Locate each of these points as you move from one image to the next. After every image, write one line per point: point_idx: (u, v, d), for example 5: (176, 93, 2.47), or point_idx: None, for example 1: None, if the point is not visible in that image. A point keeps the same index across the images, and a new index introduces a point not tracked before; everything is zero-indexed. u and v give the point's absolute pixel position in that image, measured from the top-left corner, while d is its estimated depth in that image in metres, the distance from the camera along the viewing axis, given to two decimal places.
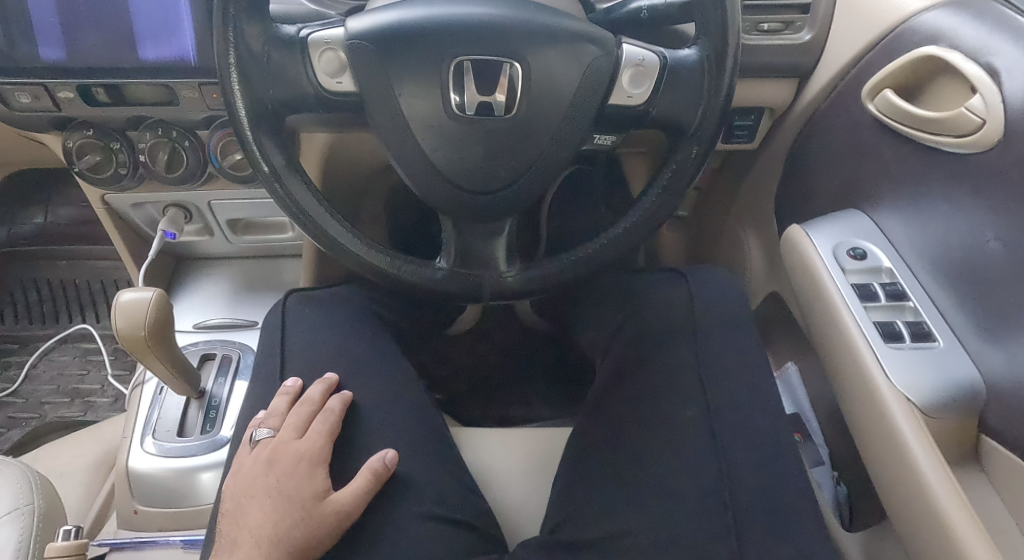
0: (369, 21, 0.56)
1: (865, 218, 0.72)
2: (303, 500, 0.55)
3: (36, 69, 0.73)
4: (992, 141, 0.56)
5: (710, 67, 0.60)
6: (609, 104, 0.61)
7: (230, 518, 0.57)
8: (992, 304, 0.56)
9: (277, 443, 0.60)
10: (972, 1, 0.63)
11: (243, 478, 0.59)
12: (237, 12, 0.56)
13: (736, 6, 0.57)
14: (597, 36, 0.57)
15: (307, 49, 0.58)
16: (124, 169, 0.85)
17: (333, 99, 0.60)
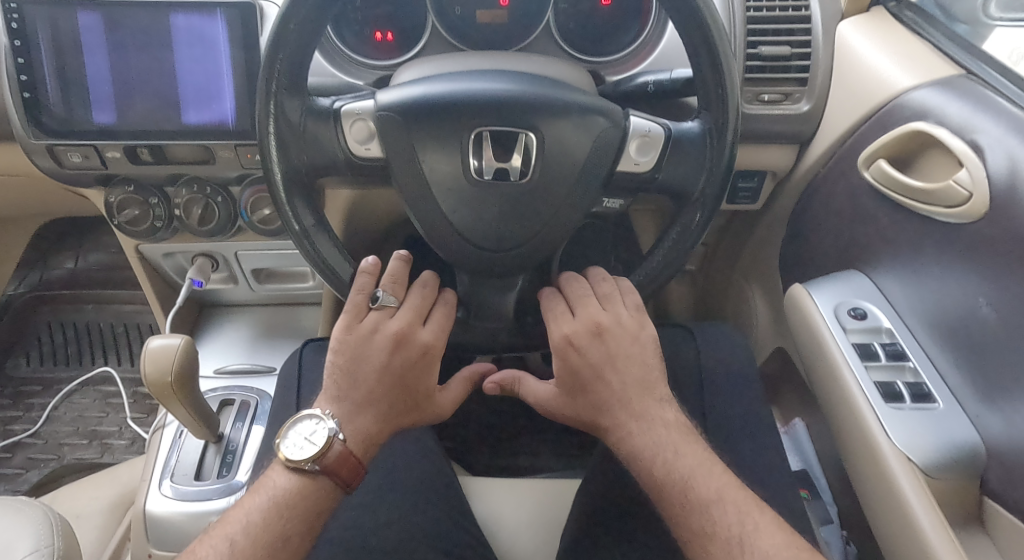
0: (397, 94, 0.61)
1: (865, 279, 0.75)
2: (415, 387, 0.63)
3: (90, 132, 0.80)
4: (979, 213, 0.59)
5: (712, 138, 0.65)
6: (617, 170, 0.65)
7: (343, 377, 0.62)
8: (987, 368, 0.58)
9: (405, 325, 0.62)
10: (957, 82, 0.68)
11: (361, 340, 0.62)
12: (279, 88, 0.61)
13: (738, 87, 0.61)
14: (607, 109, 0.62)
15: (340, 118, 0.64)
16: (159, 223, 0.90)
17: (362, 164, 0.65)
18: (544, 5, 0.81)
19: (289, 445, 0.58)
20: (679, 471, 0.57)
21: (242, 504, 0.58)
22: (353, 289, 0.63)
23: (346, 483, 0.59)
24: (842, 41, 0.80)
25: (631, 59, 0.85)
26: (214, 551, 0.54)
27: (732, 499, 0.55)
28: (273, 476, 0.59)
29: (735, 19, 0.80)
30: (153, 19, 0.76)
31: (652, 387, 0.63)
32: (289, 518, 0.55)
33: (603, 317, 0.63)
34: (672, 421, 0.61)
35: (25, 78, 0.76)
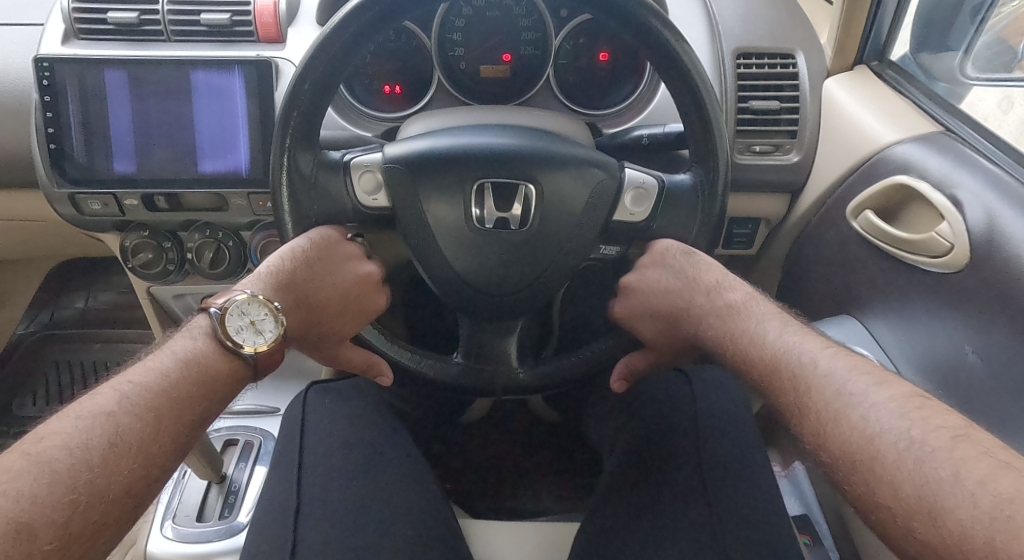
0: (403, 148, 0.64)
1: (857, 325, 0.76)
2: (338, 321, 0.69)
3: (109, 180, 0.83)
4: (961, 263, 0.62)
5: (704, 189, 0.67)
6: (613, 219, 0.68)
7: (305, 270, 0.66)
8: (975, 412, 0.60)
9: (375, 275, 0.73)
10: (937, 139, 0.71)
11: (334, 258, 0.69)
12: (292, 143, 0.64)
13: (726, 142, 0.64)
14: (604, 162, 0.65)
15: (349, 170, 0.67)
16: (172, 266, 0.92)
17: (369, 214, 0.68)
18: (544, 63, 0.86)
19: (230, 323, 0.57)
20: (746, 338, 0.60)
21: (150, 361, 0.53)
22: (326, 226, 0.70)
23: (258, 375, 0.59)
24: (829, 97, 0.84)
25: (627, 112, 0.88)
26: (125, 410, 0.48)
27: (802, 343, 0.56)
28: (195, 343, 0.56)
29: (726, 77, 0.84)
30: (175, 74, 0.80)
31: (699, 282, 0.68)
32: (209, 396, 0.53)
33: (628, 276, 0.75)
34: (734, 300, 0.66)
35: (53, 129, 0.80)
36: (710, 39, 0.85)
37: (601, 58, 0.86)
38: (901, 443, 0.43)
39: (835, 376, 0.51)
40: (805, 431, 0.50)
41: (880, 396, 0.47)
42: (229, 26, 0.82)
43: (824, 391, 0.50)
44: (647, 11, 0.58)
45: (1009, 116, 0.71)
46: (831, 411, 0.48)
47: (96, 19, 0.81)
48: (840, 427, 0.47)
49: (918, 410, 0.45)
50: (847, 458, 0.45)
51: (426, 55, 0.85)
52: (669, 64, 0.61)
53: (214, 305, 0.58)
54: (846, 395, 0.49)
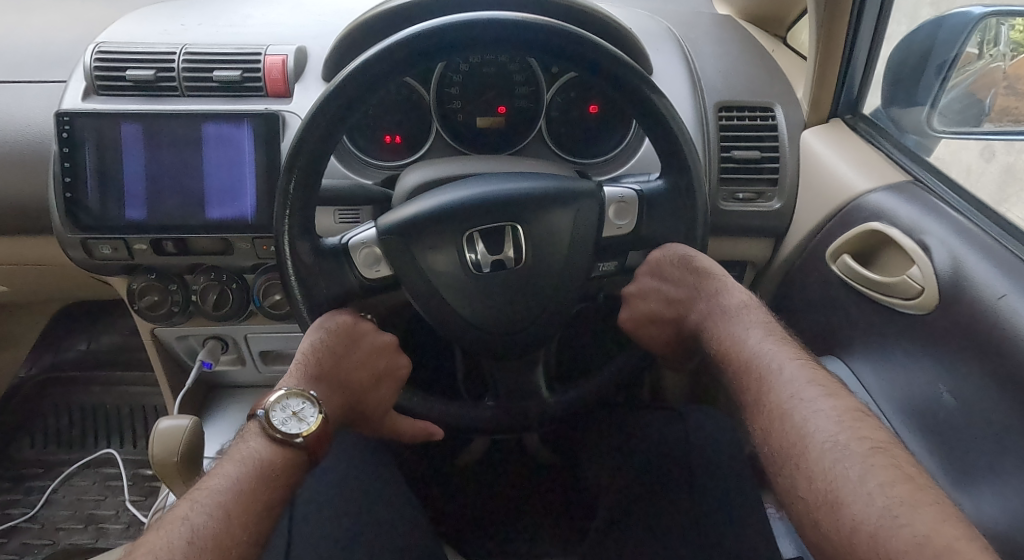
0: (395, 217, 0.67)
1: (842, 365, 0.79)
2: (374, 395, 0.75)
3: (120, 226, 0.87)
4: (932, 304, 0.65)
5: (682, 196, 0.70)
6: (603, 237, 0.71)
7: (329, 359, 0.71)
8: (953, 450, 0.62)
9: (393, 340, 0.77)
10: (907, 188, 0.75)
11: (352, 338, 0.73)
12: (292, 232, 0.66)
13: (696, 155, 0.66)
14: (584, 189, 0.68)
15: (349, 251, 0.69)
16: (176, 308, 0.95)
17: (376, 284, 0.71)
18: (537, 114, 0.91)
19: (275, 417, 0.61)
20: (728, 343, 0.69)
21: (215, 470, 0.58)
22: (338, 310, 0.72)
23: (314, 459, 0.63)
24: (806, 147, 0.89)
25: (614, 161, 0.93)
26: (196, 512, 0.53)
27: (771, 350, 0.65)
28: (250, 443, 0.60)
29: (709, 128, 0.88)
30: (187, 126, 0.85)
31: (700, 290, 0.76)
32: (272, 486, 0.57)
33: (626, 287, 0.77)
34: (731, 306, 0.74)
35: (69, 179, 0.85)
36: (693, 93, 0.90)
37: (590, 110, 0.91)
38: (827, 443, 0.52)
39: (792, 384, 0.60)
40: (757, 425, 0.59)
41: (824, 405, 0.56)
42: (240, 82, 0.87)
43: (781, 394, 0.59)
44: (590, 45, 0.59)
45: (991, 166, 0.76)
46: (781, 409, 0.58)
47: (116, 76, 0.86)
48: (785, 425, 0.56)
49: (852, 420, 0.54)
50: (786, 451, 0.54)
51: (425, 107, 0.90)
52: (636, 103, 0.63)
53: (260, 407, 0.62)
54: (797, 399, 0.57)
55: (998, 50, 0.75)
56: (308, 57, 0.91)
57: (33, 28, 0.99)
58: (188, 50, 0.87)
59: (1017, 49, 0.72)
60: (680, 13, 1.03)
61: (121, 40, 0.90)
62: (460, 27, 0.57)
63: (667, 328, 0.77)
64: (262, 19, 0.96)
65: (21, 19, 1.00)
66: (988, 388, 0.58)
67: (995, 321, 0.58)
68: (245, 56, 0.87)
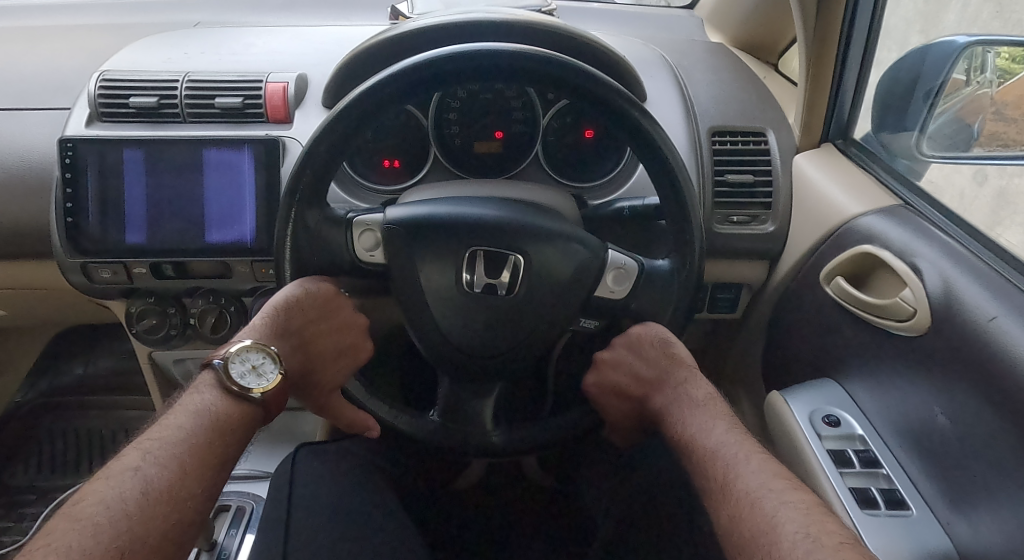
0: (405, 212, 0.68)
1: (838, 388, 0.79)
2: (333, 372, 0.74)
3: (120, 251, 0.88)
4: (925, 325, 0.66)
5: (681, 271, 0.69)
6: (594, 296, 0.72)
7: (301, 317, 0.70)
8: (951, 473, 0.62)
9: (365, 323, 0.78)
10: (898, 211, 0.76)
11: (328, 306, 0.73)
12: (301, 206, 0.67)
13: (700, 224, 0.67)
14: (588, 242, 0.69)
15: (350, 226, 0.71)
16: (174, 330, 0.95)
17: (366, 268, 0.71)
18: (533, 139, 0.93)
19: (234, 369, 0.62)
20: (692, 432, 0.67)
21: (166, 420, 0.58)
22: (322, 277, 0.73)
23: (267, 415, 0.65)
24: (799, 171, 0.91)
25: (611, 184, 0.95)
26: (150, 463, 0.52)
27: (732, 445, 0.64)
28: (205, 395, 0.61)
29: (703, 151, 0.90)
30: (189, 152, 0.86)
31: (670, 377, 0.73)
32: (225, 439, 0.58)
33: (603, 352, 0.77)
34: (697, 397, 0.71)
35: (70, 205, 0.86)
36: (687, 120, 0.91)
37: (587, 134, 0.92)
38: (798, 534, 0.51)
39: (757, 475, 0.59)
40: (722, 511, 0.58)
41: (790, 497, 0.56)
42: (241, 108, 0.88)
43: (749, 482, 0.58)
44: (614, 92, 0.61)
45: (983, 189, 0.76)
46: (749, 497, 0.57)
47: (118, 103, 0.88)
48: (755, 513, 0.55)
49: (819, 513, 0.53)
50: (755, 539, 0.53)
51: (424, 133, 0.92)
52: (646, 147, 0.65)
53: (216, 357, 0.63)
54: (766, 489, 0.57)
55: (986, 77, 0.77)
56: (309, 84, 0.92)
57: (40, 57, 1.01)
58: (191, 78, 0.89)
59: (1004, 75, 0.74)
60: (674, 40, 1.06)
61: (125, 68, 0.92)
62: (461, 58, 0.59)
63: (631, 403, 0.76)
64: (264, 47, 0.98)
65: (28, 47, 1.03)
66: (983, 411, 0.58)
67: (986, 344, 0.58)
68: (246, 83, 0.89)
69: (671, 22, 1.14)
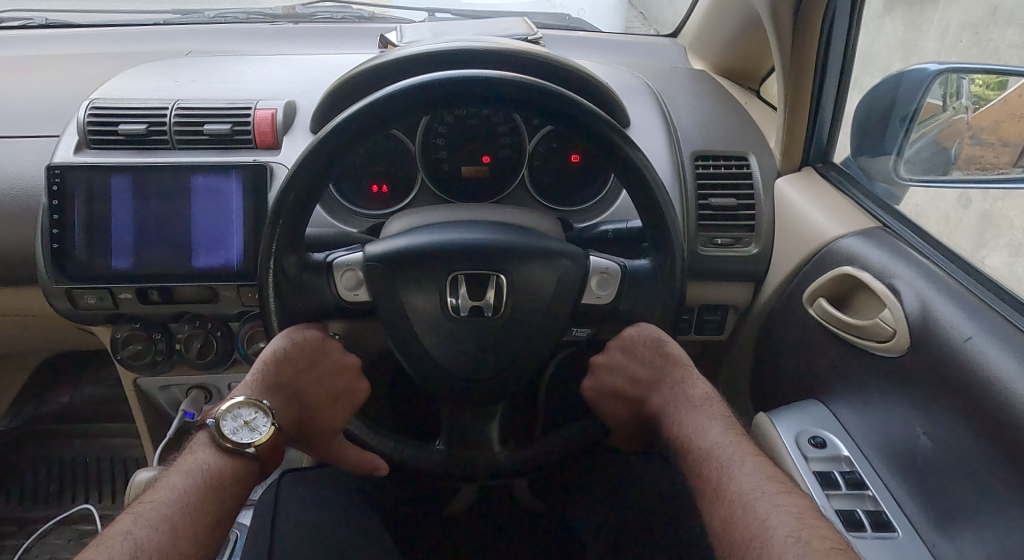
0: (383, 246, 0.68)
1: (824, 408, 0.79)
2: (330, 415, 0.75)
3: (106, 276, 0.88)
4: (904, 346, 0.66)
5: (663, 272, 0.70)
6: (581, 302, 0.72)
7: (291, 370, 0.71)
8: (934, 492, 0.62)
9: (357, 362, 0.77)
10: (877, 233, 0.78)
11: (317, 353, 0.73)
12: (279, 251, 0.66)
13: (680, 231, 0.67)
14: (571, 252, 0.69)
15: (332, 270, 0.70)
16: (160, 356, 0.95)
17: (352, 310, 0.71)
18: (519, 163, 0.94)
19: (226, 426, 0.62)
20: (689, 431, 0.69)
21: (160, 481, 0.57)
22: (308, 324, 0.72)
23: (262, 469, 0.64)
24: (781, 194, 0.92)
25: (595, 208, 0.96)
26: (142, 526, 0.52)
27: (728, 445, 0.65)
28: (199, 454, 0.60)
29: (686, 176, 0.91)
30: (177, 178, 0.87)
31: (668, 377, 0.75)
32: (221, 497, 0.58)
33: (599, 356, 0.77)
34: (695, 396, 0.73)
35: (57, 230, 0.86)
36: (669, 145, 0.93)
37: (573, 158, 0.94)
38: (790, 538, 0.52)
39: (752, 477, 0.60)
40: (716, 513, 0.60)
41: (783, 500, 0.56)
42: (230, 134, 0.89)
43: (742, 484, 0.59)
44: (582, 111, 0.62)
45: (968, 212, 0.80)
46: (742, 499, 0.58)
47: (108, 130, 0.89)
48: (747, 516, 0.56)
49: (813, 516, 0.54)
50: (746, 540, 0.55)
51: (411, 158, 0.92)
52: (622, 165, 0.65)
53: (210, 416, 0.63)
54: (760, 491, 0.58)
55: (961, 103, 0.79)
56: (297, 111, 0.94)
57: (34, 85, 1.02)
58: (181, 105, 0.90)
59: (978, 102, 0.76)
60: (658, 67, 1.08)
61: (115, 96, 0.93)
62: (434, 86, 0.59)
63: (628, 404, 0.77)
64: (254, 75, 1.00)
65: (20, 76, 1.04)
66: (963, 431, 0.59)
67: (964, 364, 0.59)
68: (236, 110, 0.90)
69: (655, 50, 1.16)
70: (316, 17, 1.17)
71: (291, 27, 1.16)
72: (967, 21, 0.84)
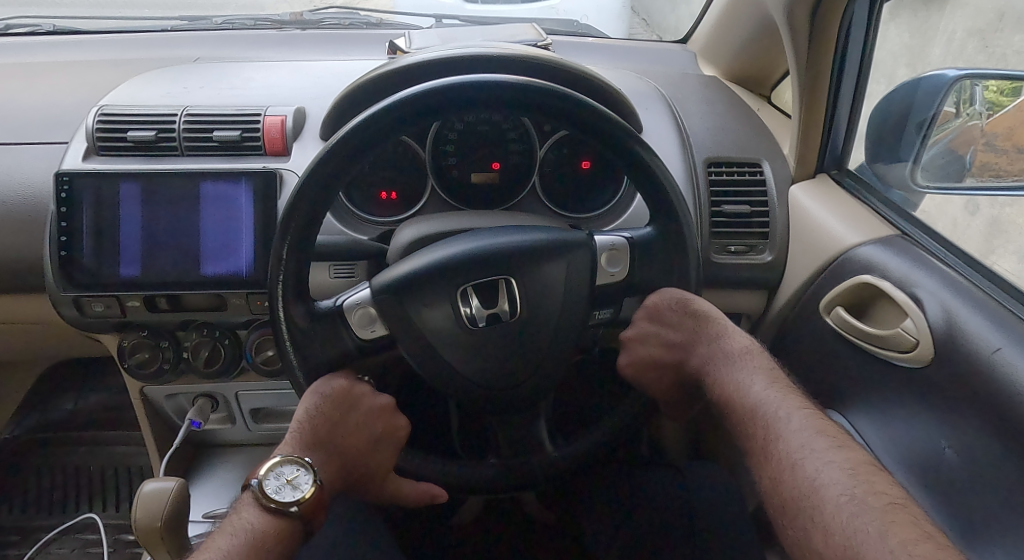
0: (391, 273, 0.67)
1: (841, 420, 0.78)
2: (375, 459, 0.75)
3: (114, 285, 0.87)
4: (927, 357, 0.65)
5: (671, 242, 0.69)
6: (597, 284, 0.71)
7: (325, 425, 0.70)
8: (961, 508, 0.60)
9: (389, 402, 0.76)
10: (896, 242, 0.77)
11: (348, 400, 0.72)
12: (289, 265, 0.64)
13: (688, 210, 0.66)
14: (575, 238, 0.69)
15: (342, 312, 0.68)
16: (167, 363, 0.93)
17: (371, 346, 0.69)
18: (530, 170, 0.93)
19: (269, 485, 0.64)
20: (733, 388, 0.72)
21: (210, 542, 0.60)
22: (333, 375, 0.70)
23: (307, 527, 0.66)
24: (795, 201, 0.91)
25: (609, 214, 0.94)
26: None
27: (773, 399, 0.68)
28: (245, 515, 0.63)
29: (699, 184, 0.90)
30: (186, 185, 0.87)
31: (702, 335, 0.76)
32: (263, 556, 0.59)
33: (626, 331, 0.75)
34: (732, 350, 0.75)
35: (64, 238, 0.85)
36: (682, 151, 0.92)
37: (583, 165, 0.93)
38: (844, 496, 0.57)
39: (800, 433, 0.64)
40: (765, 472, 0.64)
41: (835, 463, 0.60)
42: (239, 141, 0.88)
43: (790, 442, 0.63)
44: (574, 103, 0.60)
45: (977, 218, 0.77)
46: (790, 458, 0.62)
47: (117, 137, 0.88)
48: (797, 474, 0.61)
49: (855, 526, 0.53)
50: (800, 499, 0.59)
51: (422, 166, 0.92)
52: (619, 152, 0.63)
53: (254, 476, 0.65)
54: (808, 448, 0.62)
55: (975, 109, 0.77)
56: (307, 118, 0.93)
57: (41, 92, 1.01)
58: (190, 111, 0.89)
59: (993, 108, 0.74)
60: (668, 74, 1.08)
61: (124, 103, 0.93)
62: (422, 97, 0.58)
63: (667, 373, 0.76)
64: (263, 81, 0.99)
65: (27, 84, 1.03)
66: (991, 446, 0.58)
67: (993, 377, 0.58)
68: (245, 117, 0.90)
69: (664, 56, 1.15)
70: (324, 23, 1.17)
71: (299, 33, 1.16)
72: (973, 27, 0.79)
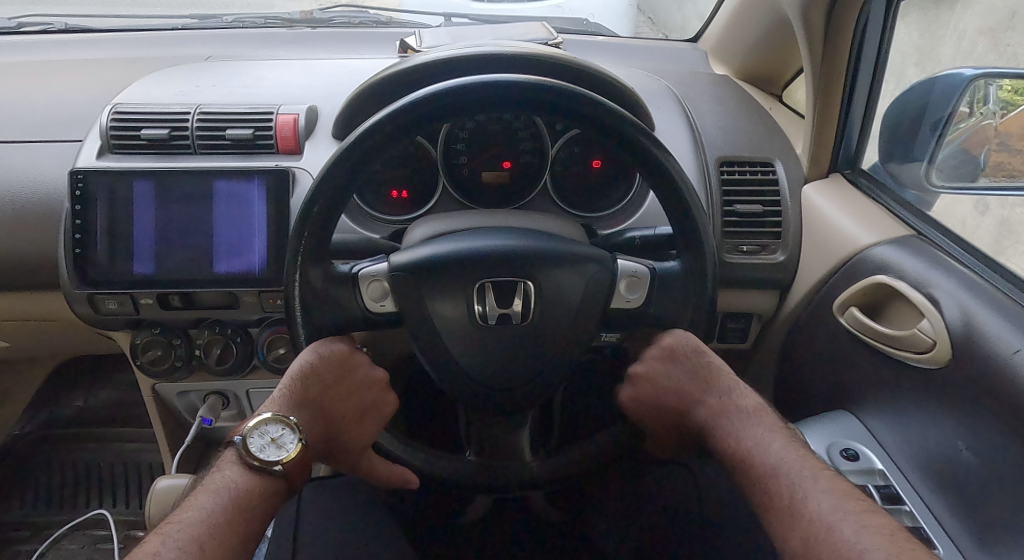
0: (409, 255, 0.67)
1: (855, 420, 0.78)
2: (358, 430, 0.73)
3: (128, 282, 0.87)
4: (945, 359, 0.65)
5: (692, 276, 0.68)
6: (610, 307, 0.70)
7: (318, 386, 0.70)
8: (978, 509, 0.60)
9: (384, 378, 0.76)
10: (911, 242, 0.76)
11: (345, 367, 0.72)
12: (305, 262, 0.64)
13: (712, 238, 0.65)
14: (598, 256, 0.68)
15: (357, 281, 0.69)
16: (179, 362, 0.94)
17: (378, 320, 0.69)
18: (542, 168, 0.93)
19: (253, 443, 0.61)
20: (747, 446, 0.67)
21: (189, 501, 0.56)
22: (335, 338, 0.71)
23: (290, 487, 0.63)
24: (808, 201, 0.91)
25: (617, 217, 0.95)
26: (169, 547, 0.51)
27: (793, 461, 0.63)
28: (227, 472, 0.59)
29: (711, 182, 0.90)
30: (199, 183, 0.87)
31: (712, 387, 0.73)
32: (248, 516, 0.57)
33: (637, 366, 0.76)
34: (745, 407, 0.71)
35: (79, 235, 0.86)
36: (695, 152, 0.93)
37: (594, 164, 0.93)
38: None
39: (827, 496, 0.58)
40: (792, 535, 0.57)
41: (868, 520, 0.55)
42: (252, 139, 0.89)
43: (820, 504, 0.57)
44: (606, 111, 0.60)
45: (985, 219, 0.77)
46: (824, 521, 0.56)
47: (131, 135, 0.88)
48: (831, 538, 0.54)
49: (879, 526, 0.53)
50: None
51: (433, 165, 0.92)
52: (648, 164, 0.63)
53: (237, 433, 0.62)
54: (841, 512, 0.56)
55: (988, 109, 0.77)
56: (319, 116, 0.93)
57: (53, 91, 1.02)
58: (203, 110, 0.89)
59: (1007, 107, 0.74)
60: (679, 73, 1.07)
61: (137, 101, 0.93)
62: (456, 92, 0.58)
63: (674, 416, 0.75)
64: (274, 80, 0.99)
65: (40, 81, 1.04)
66: (1010, 447, 0.58)
67: (1013, 377, 0.58)
68: (258, 115, 0.90)
69: (675, 55, 1.15)
70: (333, 22, 1.17)
71: (309, 32, 1.16)
72: (983, 26, 0.81)
